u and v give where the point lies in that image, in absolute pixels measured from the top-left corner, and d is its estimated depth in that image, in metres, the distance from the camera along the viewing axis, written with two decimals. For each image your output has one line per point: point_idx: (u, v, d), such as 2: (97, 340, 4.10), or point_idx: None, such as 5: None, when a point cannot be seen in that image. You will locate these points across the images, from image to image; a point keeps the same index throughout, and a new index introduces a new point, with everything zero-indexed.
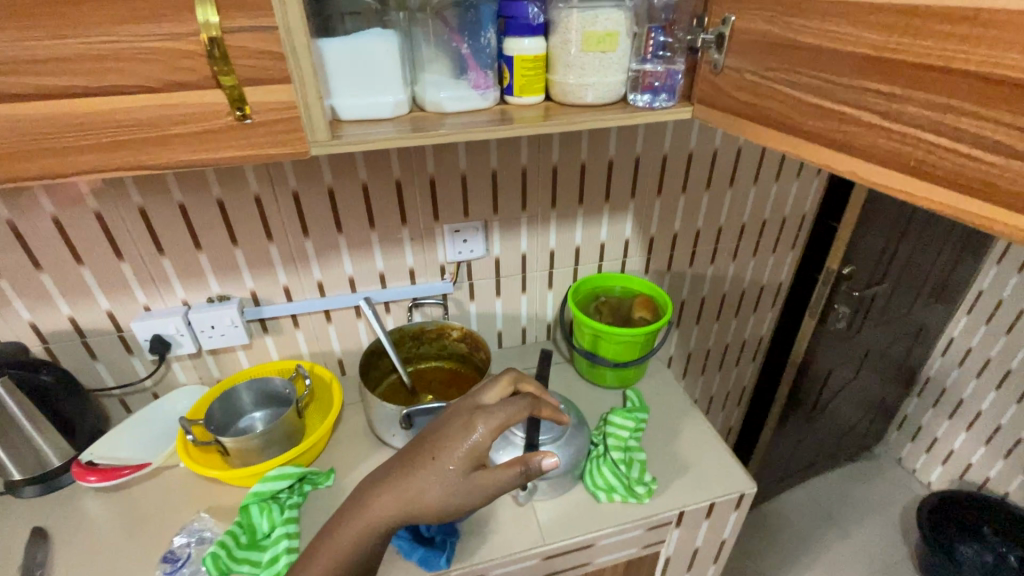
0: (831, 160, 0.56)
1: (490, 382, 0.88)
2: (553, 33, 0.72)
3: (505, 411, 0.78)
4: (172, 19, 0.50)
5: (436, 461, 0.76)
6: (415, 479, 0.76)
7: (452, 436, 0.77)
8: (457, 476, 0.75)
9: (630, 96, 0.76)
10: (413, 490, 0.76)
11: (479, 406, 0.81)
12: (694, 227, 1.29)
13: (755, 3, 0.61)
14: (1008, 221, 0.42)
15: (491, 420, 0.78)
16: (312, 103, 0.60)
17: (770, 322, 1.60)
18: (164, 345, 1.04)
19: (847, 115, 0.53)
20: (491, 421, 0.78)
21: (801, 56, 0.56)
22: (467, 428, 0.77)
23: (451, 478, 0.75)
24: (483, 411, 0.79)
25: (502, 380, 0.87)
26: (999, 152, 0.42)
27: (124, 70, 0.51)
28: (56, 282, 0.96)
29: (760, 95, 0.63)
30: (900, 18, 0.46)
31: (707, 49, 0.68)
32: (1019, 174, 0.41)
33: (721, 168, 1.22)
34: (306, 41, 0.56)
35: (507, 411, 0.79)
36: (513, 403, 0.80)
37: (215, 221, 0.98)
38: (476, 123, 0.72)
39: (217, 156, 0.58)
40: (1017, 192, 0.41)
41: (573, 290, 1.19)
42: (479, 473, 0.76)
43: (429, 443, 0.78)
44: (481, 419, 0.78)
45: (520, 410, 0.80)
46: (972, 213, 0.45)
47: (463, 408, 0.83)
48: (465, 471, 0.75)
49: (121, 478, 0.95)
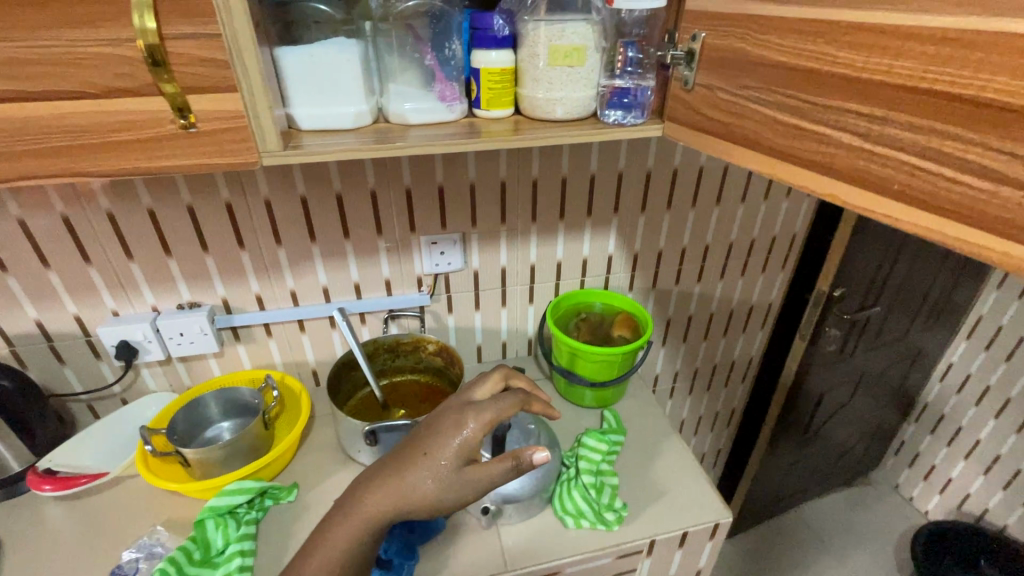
0: (810, 183, 0.49)
1: (480, 379, 0.86)
2: (521, 46, 0.70)
3: (496, 407, 0.77)
4: (109, 25, 0.49)
5: (429, 457, 0.72)
6: (408, 476, 0.72)
7: (443, 432, 0.74)
8: (448, 473, 0.72)
9: (600, 111, 0.73)
10: (407, 487, 0.72)
11: (470, 402, 0.79)
12: (680, 244, 1.26)
13: (725, 19, 0.57)
14: (1006, 251, 0.36)
15: (482, 414, 0.76)
16: (262, 113, 0.58)
17: (760, 342, 1.57)
18: (131, 351, 1.02)
19: (822, 135, 0.47)
20: (481, 417, 0.76)
21: (774, 73, 0.51)
22: (458, 424, 0.75)
23: (444, 473, 0.72)
24: (474, 407, 0.77)
25: (492, 376, 0.86)
26: (990, 179, 0.36)
27: (63, 75, 0.50)
28: (23, 285, 0.95)
29: (734, 113, 0.58)
30: (876, 36, 0.41)
31: (677, 66, 0.65)
32: (1015, 203, 0.35)
33: (708, 185, 1.19)
34: (253, 50, 0.55)
35: (499, 406, 0.77)
36: (504, 399, 0.78)
37: (185, 227, 0.96)
38: (440, 136, 0.70)
39: (162, 164, 0.57)
40: (1014, 222, 0.35)
41: (553, 306, 1.17)
42: (471, 469, 0.73)
43: (420, 439, 0.75)
44: (471, 415, 0.75)
45: (512, 405, 0.79)
46: (963, 241, 0.38)
47: (453, 403, 0.80)
48: (457, 467, 0.72)
49: (77, 488, 0.93)
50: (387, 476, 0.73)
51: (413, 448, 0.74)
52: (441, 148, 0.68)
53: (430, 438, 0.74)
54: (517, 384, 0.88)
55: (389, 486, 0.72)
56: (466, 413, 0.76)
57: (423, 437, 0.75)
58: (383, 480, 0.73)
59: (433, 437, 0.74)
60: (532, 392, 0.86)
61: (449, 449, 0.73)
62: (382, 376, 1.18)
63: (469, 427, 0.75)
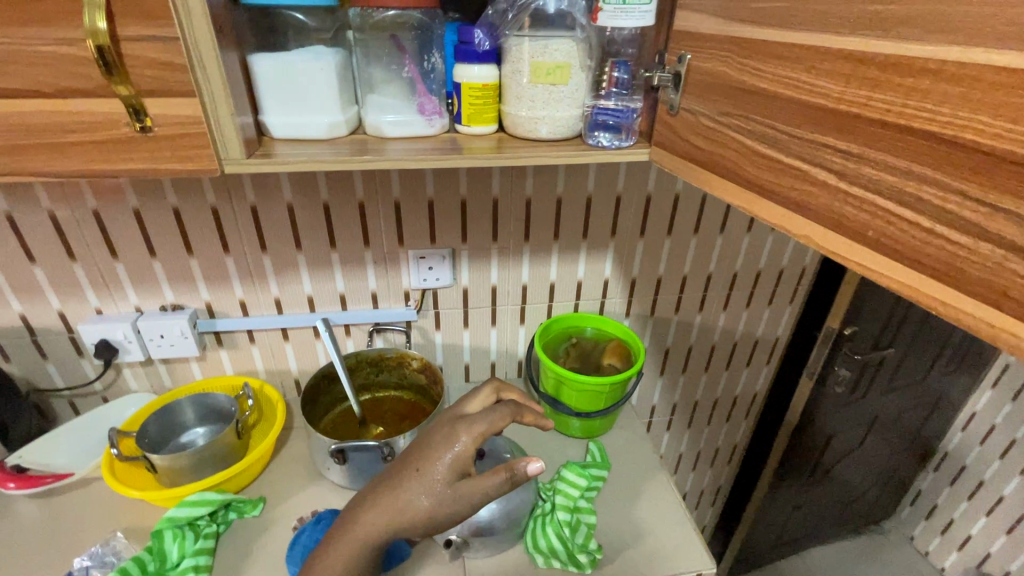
0: (784, 221, 0.47)
1: (472, 392, 0.79)
2: (504, 61, 0.67)
3: (489, 418, 0.70)
4: (63, 24, 0.47)
5: (421, 473, 0.66)
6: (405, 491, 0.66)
7: (434, 447, 0.68)
8: (443, 489, 0.65)
9: (585, 132, 0.70)
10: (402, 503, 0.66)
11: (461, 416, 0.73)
12: (681, 272, 1.21)
13: (710, 40, 0.53)
14: (979, 314, 0.33)
15: (473, 426, 0.69)
16: (223, 119, 0.56)
17: (765, 378, 1.49)
18: (111, 350, 1.02)
19: (800, 170, 0.44)
20: (473, 430, 0.69)
21: (755, 99, 0.48)
22: (449, 438, 0.68)
23: (439, 489, 0.66)
24: (466, 419, 0.70)
25: (483, 389, 0.79)
26: (966, 231, 0.33)
27: (18, 74, 0.49)
28: (9, 279, 0.95)
29: (714, 140, 0.54)
30: (855, 65, 0.38)
31: (665, 89, 0.61)
32: (992, 260, 0.32)
33: (712, 211, 1.14)
34: (214, 54, 0.53)
35: (490, 417, 0.70)
36: (496, 410, 0.71)
37: (171, 229, 0.96)
38: (419, 150, 0.67)
39: (118, 168, 0.55)
40: (988, 281, 0.32)
41: (543, 329, 1.12)
42: (467, 482, 0.66)
43: (412, 454, 0.69)
44: (462, 428, 0.69)
45: (504, 417, 0.71)
46: (935, 300, 0.35)
47: (444, 418, 0.74)
48: (450, 481, 0.66)
49: (41, 487, 0.92)
50: (381, 493, 0.68)
51: (405, 464, 0.68)
52: (417, 164, 0.65)
53: (423, 455, 0.68)
54: (509, 396, 0.81)
55: (382, 505, 0.67)
56: (457, 427, 0.69)
57: (417, 451, 0.69)
58: (377, 498, 0.68)
59: (426, 452, 0.68)
60: (524, 403, 0.78)
61: (443, 464, 0.66)
62: (363, 390, 1.15)
63: (461, 442, 0.68)
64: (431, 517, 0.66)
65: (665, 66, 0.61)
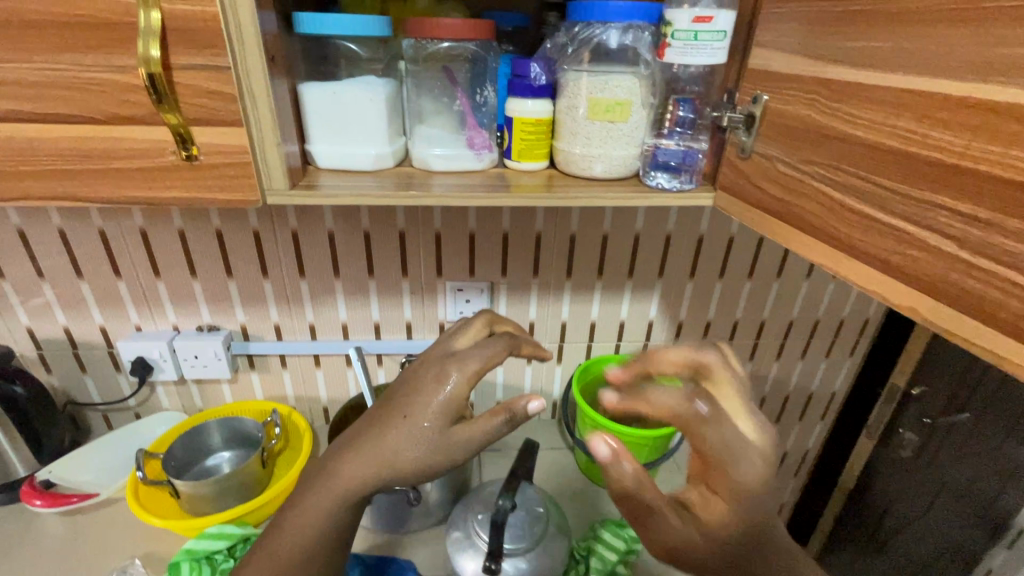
0: (883, 288, 0.40)
1: (462, 325, 0.71)
2: (560, 96, 0.64)
3: (482, 355, 0.62)
4: (116, 51, 0.47)
5: (409, 419, 0.59)
6: (388, 439, 0.59)
7: (422, 388, 0.60)
8: (433, 436, 0.58)
9: (643, 172, 0.66)
10: (386, 452, 0.59)
11: (451, 352, 0.64)
12: (731, 317, 1.14)
13: (791, 80, 0.48)
14: None
15: (465, 364, 0.61)
16: (269, 149, 0.54)
17: (819, 435, 1.37)
18: (146, 369, 1.02)
19: (899, 230, 0.39)
20: (465, 368, 0.61)
21: (843, 149, 0.43)
22: (438, 380, 0.60)
23: (428, 437, 0.58)
24: (456, 357, 0.62)
25: (472, 323, 0.71)
26: None
27: (70, 99, 0.48)
28: (57, 292, 0.97)
29: (790, 188, 0.49)
30: (984, 116, 0.33)
31: (733, 130, 0.57)
32: None
33: (768, 256, 1.07)
34: (264, 83, 0.51)
35: (484, 354, 0.62)
36: (491, 346, 0.63)
37: (213, 251, 0.96)
38: (466, 186, 0.64)
39: (161, 196, 0.54)
40: None
41: (582, 371, 1.06)
42: (459, 428, 0.59)
43: (396, 398, 0.62)
44: (452, 367, 0.61)
45: (498, 352, 0.63)
46: None
47: (432, 355, 0.66)
48: (442, 427, 0.59)
49: (68, 506, 0.91)
50: (364, 441, 0.60)
51: (392, 409, 0.60)
52: (464, 201, 0.62)
53: (411, 397, 0.60)
54: (503, 328, 0.73)
55: (369, 454, 0.59)
56: (447, 364, 0.61)
57: (405, 394, 0.61)
58: (359, 447, 0.60)
59: (409, 392, 0.61)
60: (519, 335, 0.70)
61: (432, 408, 0.59)
62: None
63: (452, 380, 0.60)
64: (421, 467, 0.58)
65: (733, 108, 0.57)
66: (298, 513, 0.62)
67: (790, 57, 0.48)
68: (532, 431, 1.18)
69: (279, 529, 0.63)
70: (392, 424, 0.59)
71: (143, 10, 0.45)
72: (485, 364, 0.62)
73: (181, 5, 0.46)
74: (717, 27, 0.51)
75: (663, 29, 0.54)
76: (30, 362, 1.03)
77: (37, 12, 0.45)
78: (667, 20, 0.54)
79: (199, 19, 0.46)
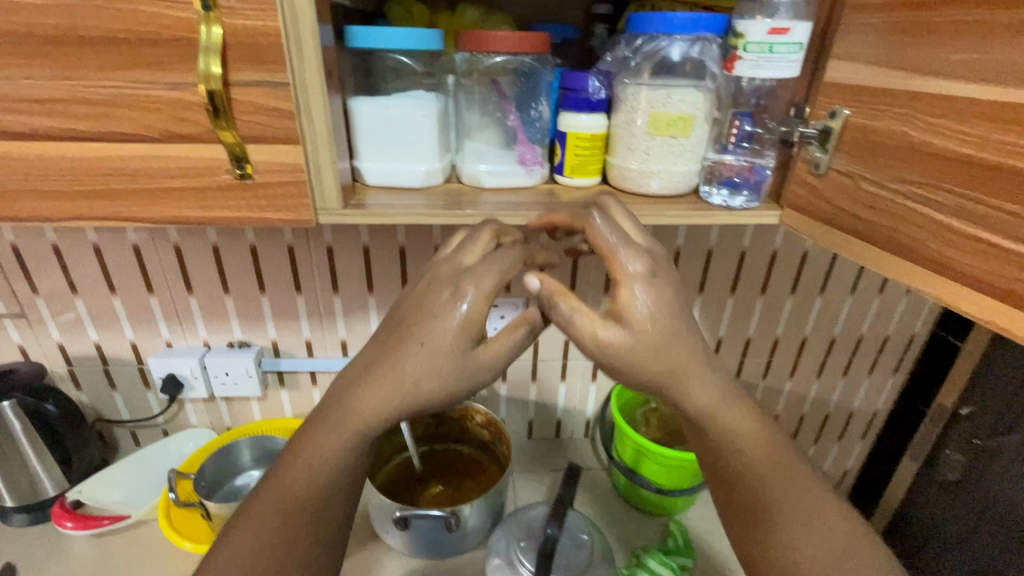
0: (1000, 318, 0.37)
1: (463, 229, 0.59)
2: (616, 110, 0.61)
3: (498, 269, 0.52)
4: (176, 69, 0.45)
5: (425, 345, 0.51)
6: (403, 366, 0.52)
7: (434, 308, 0.52)
8: (455, 360, 0.52)
9: (702, 188, 0.63)
10: (402, 378, 0.52)
11: (458, 266, 0.54)
12: (772, 334, 1.10)
13: (878, 94, 0.46)
14: None
15: (481, 279, 0.52)
16: (324, 168, 0.52)
17: (858, 455, 1.34)
18: (176, 386, 1.00)
19: (1022, 257, 0.36)
20: (481, 285, 0.52)
21: (944, 167, 0.40)
22: (452, 300, 0.52)
23: (448, 362, 0.51)
24: (469, 273, 0.52)
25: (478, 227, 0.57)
26: None
27: (125, 117, 0.47)
28: (89, 308, 0.96)
29: (874, 208, 0.47)
30: None
31: (804, 145, 0.54)
32: None
33: (812, 272, 1.04)
34: (322, 100, 0.49)
35: (500, 267, 0.53)
36: (507, 259, 0.53)
37: (246, 267, 0.94)
38: (517, 203, 0.62)
39: (213, 216, 0.52)
40: None
41: (619, 390, 1.04)
42: (483, 349, 0.53)
43: (404, 319, 0.54)
44: (466, 283, 0.52)
45: (516, 264, 0.54)
46: None
47: (435, 267, 0.56)
48: (464, 349, 0.52)
49: (98, 528, 0.89)
50: (376, 370, 0.53)
51: (402, 331, 0.53)
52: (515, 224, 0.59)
53: (420, 318, 0.52)
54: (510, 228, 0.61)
55: (382, 383, 0.52)
56: (458, 281, 0.52)
57: (413, 313, 0.53)
58: (369, 376, 0.53)
59: (417, 314, 0.53)
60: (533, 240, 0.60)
61: (450, 330, 0.51)
62: (423, 441, 1.08)
63: (468, 298, 0.51)
64: (444, 394, 0.52)
65: (804, 124, 0.54)
66: (301, 465, 0.55)
67: (879, 71, 0.46)
68: (563, 451, 1.16)
69: (278, 487, 0.55)
70: (403, 353, 0.52)
71: (205, 26, 0.44)
72: (502, 276, 0.53)
73: (244, 21, 0.44)
74: (795, 38, 0.49)
75: (733, 41, 0.52)
76: (60, 378, 1.01)
77: (97, 30, 0.44)
78: (739, 31, 0.51)
79: (262, 35, 0.45)
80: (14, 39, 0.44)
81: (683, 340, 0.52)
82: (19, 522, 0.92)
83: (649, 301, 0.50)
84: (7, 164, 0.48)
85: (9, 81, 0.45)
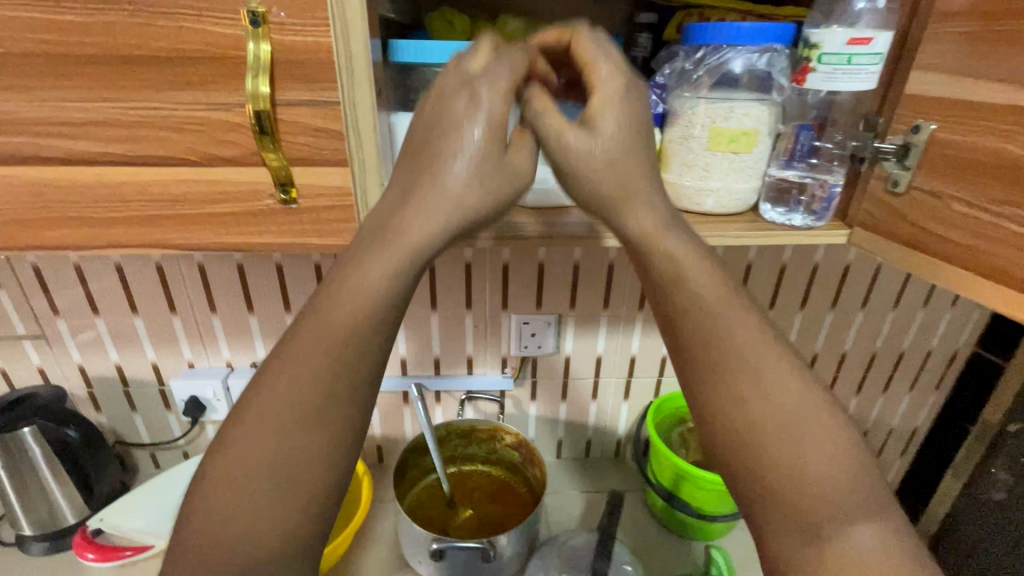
0: None
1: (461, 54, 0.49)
2: (671, 125, 0.57)
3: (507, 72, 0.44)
4: (221, 88, 0.42)
5: (455, 154, 0.43)
6: (430, 183, 0.43)
7: (446, 116, 0.43)
8: (491, 170, 0.44)
9: (761, 206, 0.59)
10: (430, 199, 0.43)
11: (461, 73, 0.45)
12: (810, 349, 1.07)
13: (971, 108, 0.43)
14: None
15: (495, 80, 0.44)
16: (371, 193, 0.48)
17: (896, 473, 1.30)
18: (198, 408, 0.97)
19: None
20: (497, 87, 0.44)
21: None
22: (471, 101, 0.43)
23: (485, 167, 0.44)
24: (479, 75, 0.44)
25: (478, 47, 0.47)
26: None
27: (165, 139, 0.44)
28: (110, 328, 0.93)
29: (967, 231, 0.44)
30: None
31: (880, 161, 0.51)
32: None
33: (853, 286, 1.00)
34: (372, 120, 0.45)
35: (512, 69, 0.45)
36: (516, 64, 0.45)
37: (271, 285, 0.91)
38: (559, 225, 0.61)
39: (253, 243, 0.49)
40: None
41: (654, 409, 1.01)
42: (516, 155, 0.46)
43: (409, 134, 0.45)
44: (482, 85, 0.43)
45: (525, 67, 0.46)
46: None
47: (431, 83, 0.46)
48: (499, 150, 0.44)
49: (119, 560, 0.87)
50: (391, 200, 0.43)
51: (410, 145, 0.44)
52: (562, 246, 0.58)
53: (433, 128, 0.43)
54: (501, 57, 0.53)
55: (403, 213, 0.43)
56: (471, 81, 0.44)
57: (417, 122, 0.44)
58: (377, 210, 0.43)
59: (435, 132, 0.43)
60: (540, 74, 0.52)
61: (477, 137, 0.43)
62: (450, 463, 1.05)
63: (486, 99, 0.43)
64: (488, 210, 0.44)
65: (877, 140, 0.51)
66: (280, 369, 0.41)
67: (971, 82, 0.42)
68: (595, 472, 1.12)
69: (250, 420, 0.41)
70: (441, 171, 0.43)
71: (253, 43, 0.41)
72: (516, 78, 0.45)
73: (294, 36, 0.41)
74: (876, 49, 0.46)
75: (805, 51, 0.49)
76: (79, 399, 0.99)
77: (138, 49, 0.41)
78: (812, 41, 0.48)
79: (311, 51, 0.42)
80: (52, 62, 0.41)
81: (643, 171, 0.47)
82: (38, 550, 0.89)
83: (620, 114, 0.46)
84: (41, 191, 0.45)
85: (46, 105, 0.42)
